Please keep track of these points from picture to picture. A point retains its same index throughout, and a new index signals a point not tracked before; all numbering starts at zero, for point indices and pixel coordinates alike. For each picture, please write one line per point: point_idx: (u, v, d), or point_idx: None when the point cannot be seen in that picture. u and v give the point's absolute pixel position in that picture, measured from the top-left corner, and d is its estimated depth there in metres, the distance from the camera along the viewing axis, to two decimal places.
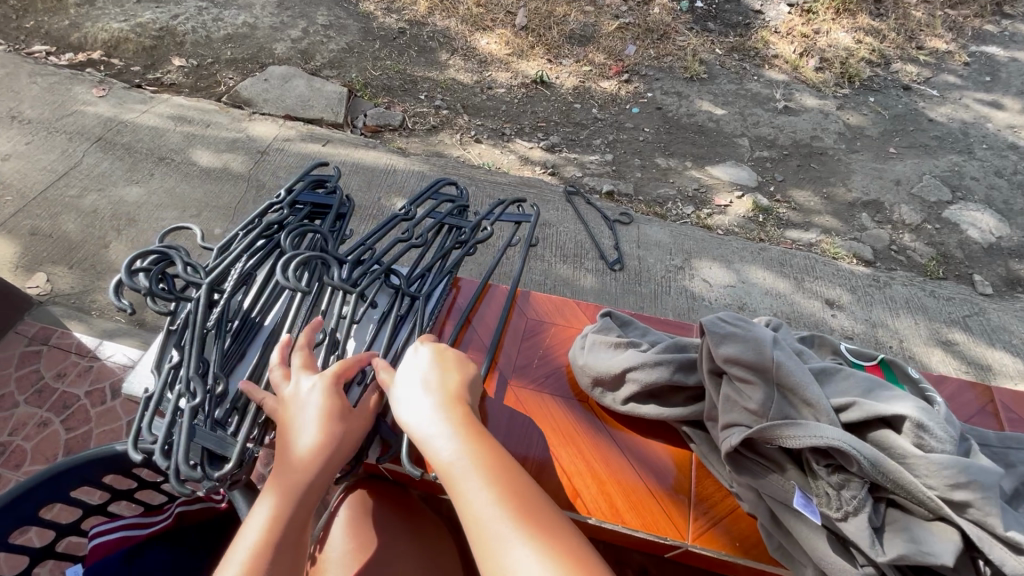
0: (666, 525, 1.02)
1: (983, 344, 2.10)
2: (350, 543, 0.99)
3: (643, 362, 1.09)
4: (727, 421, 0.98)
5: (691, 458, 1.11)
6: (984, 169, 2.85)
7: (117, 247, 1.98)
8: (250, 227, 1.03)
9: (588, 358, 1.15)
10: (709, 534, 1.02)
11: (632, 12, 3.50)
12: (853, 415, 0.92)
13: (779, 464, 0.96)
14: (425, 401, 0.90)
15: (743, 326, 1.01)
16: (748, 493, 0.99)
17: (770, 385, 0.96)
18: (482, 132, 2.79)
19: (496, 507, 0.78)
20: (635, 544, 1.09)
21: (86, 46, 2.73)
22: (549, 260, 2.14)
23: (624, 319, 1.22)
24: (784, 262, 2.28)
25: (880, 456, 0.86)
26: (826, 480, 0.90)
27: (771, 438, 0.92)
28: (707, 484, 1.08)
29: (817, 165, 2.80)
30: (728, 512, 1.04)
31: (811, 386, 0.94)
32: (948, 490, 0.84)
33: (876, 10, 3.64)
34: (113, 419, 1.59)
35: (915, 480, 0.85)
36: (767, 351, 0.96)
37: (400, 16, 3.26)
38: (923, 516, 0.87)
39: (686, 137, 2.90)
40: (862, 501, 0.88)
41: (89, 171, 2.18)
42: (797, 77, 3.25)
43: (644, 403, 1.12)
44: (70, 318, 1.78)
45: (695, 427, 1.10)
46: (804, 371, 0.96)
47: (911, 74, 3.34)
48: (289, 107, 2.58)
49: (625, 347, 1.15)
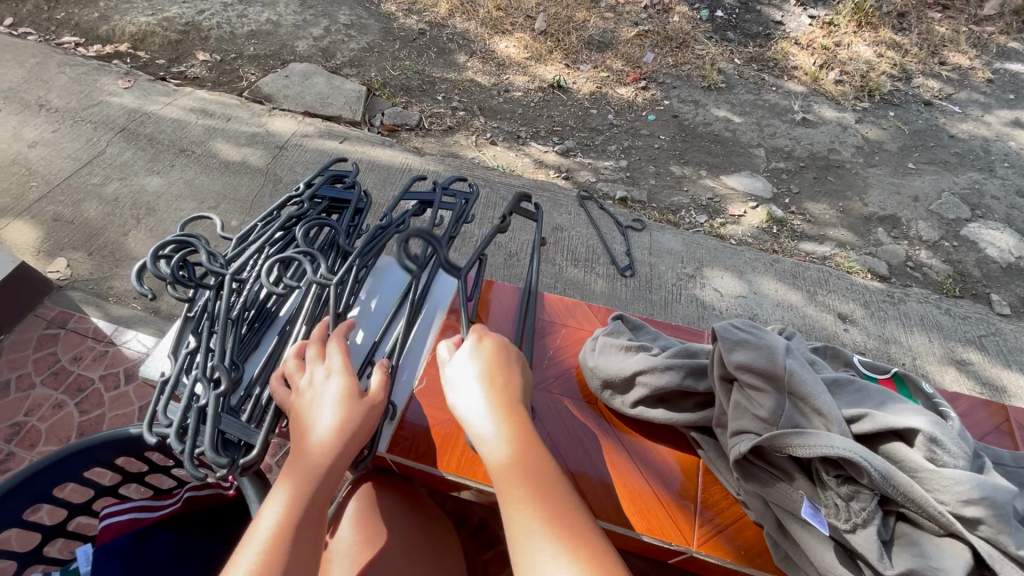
0: (671, 531, 1.02)
1: (998, 365, 2.07)
2: (356, 535, 0.99)
3: (653, 366, 1.09)
4: (737, 428, 0.97)
5: (698, 464, 1.11)
6: (1005, 188, 2.80)
7: (136, 235, 2.01)
8: (267, 221, 1.05)
9: (599, 360, 1.15)
10: (714, 541, 1.01)
11: (652, 19, 3.50)
12: (865, 426, 0.91)
13: (788, 473, 0.94)
14: (474, 383, 0.92)
15: (756, 334, 1.01)
16: (755, 502, 0.98)
17: (782, 394, 0.95)
18: (498, 134, 2.80)
19: (524, 495, 0.80)
20: (638, 548, 1.09)
21: (114, 38, 2.79)
22: (560, 264, 2.14)
23: (636, 324, 1.23)
24: (797, 274, 2.26)
25: (892, 469, 0.85)
26: (835, 491, 0.89)
27: (781, 446, 0.91)
28: (714, 491, 1.07)
29: (834, 179, 2.78)
30: (734, 520, 1.04)
31: (824, 396, 0.93)
32: (961, 506, 0.83)
33: (899, 24, 3.61)
34: (125, 404, 1.61)
35: (927, 495, 0.84)
36: (780, 360, 0.96)
37: (421, 17, 3.29)
38: (933, 532, 0.86)
39: (702, 145, 2.89)
40: (872, 514, 0.87)
41: (112, 160, 2.23)
42: (817, 89, 3.23)
43: (652, 407, 1.12)
44: (87, 303, 1.81)
45: (703, 433, 1.10)
46: (816, 380, 0.95)
47: (933, 90, 3.30)
48: (308, 104, 2.61)
49: (636, 350, 1.15)
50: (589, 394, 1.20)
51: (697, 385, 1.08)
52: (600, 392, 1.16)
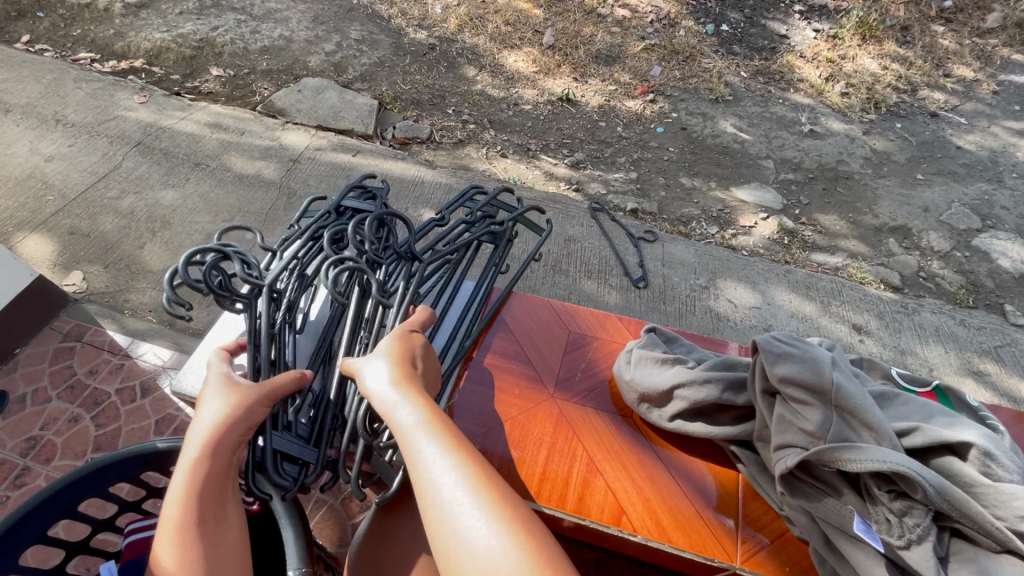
0: (712, 546, 1.00)
1: (1016, 376, 2.06)
2: (394, 553, 0.99)
3: (693, 379, 1.08)
4: (782, 442, 0.97)
5: (738, 479, 1.10)
6: (1015, 198, 2.81)
7: (152, 248, 2.02)
8: (297, 235, 1.09)
9: (638, 373, 1.14)
10: (756, 558, 0.99)
11: (658, 33, 3.54)
12: (916, 440, 0.91)
13: (836, 488, 0.95)
14: (385, 366, 0.88)
15: (799, 347, 1.01)
16: (800, 517, 0.97)
17: (829, 408, 0.95)
18: (508, 147, 2.83)
19: (453, 473, 0.76)
20: (678, 565, 1.08)
21: (129, 54, 2.83)
22: (573, 276, 2.14)
23: (670, 336, 1.23)
24: (810, 285, 2.26)
25: (946, 484, 0.84)
26: (886, 506, 0.89)
27: (830, 461, 0.90)
28: (755, 507, 1.06)
29: (843, 190, 2.79)
30: (775, 536, 1.02)
31: (874, 408, 0.92)
32: (1017, 522, 0.82)
33: (903, 37, 3.64)
34: (142, 418, 1.60)
35: (983, 510, 0.83)
36: (825, 373, 0.96)
37: (430, 32, 3.33)
38: (989, 548, 0.84)
39: (711, 157, 2.91)
40: (926, 530, 0.85)
41: (128, 174, 2.25)
42: (823, 101, 3.26)
43: (691, 420, 1.11)
44: (103, 316, 1.82)
45: (743, 447, 1.09)
46: (863, 394, 0.95)
47: (938, 102, 3.33)
48: (321, 118, 2.64)
49: (675, 362, 1.14)
50: (625, 408, 1.20)
51: (738, 397, 1.08)
52: (638, 404, 1.15)
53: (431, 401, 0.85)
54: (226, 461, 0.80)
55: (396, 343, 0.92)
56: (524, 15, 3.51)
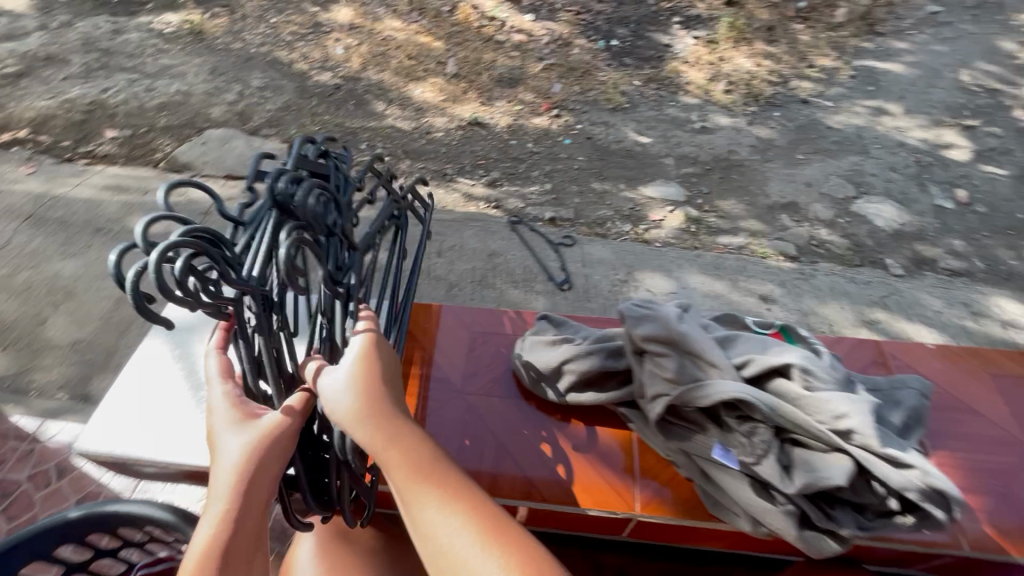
0: (614, 501, 1.12)
1: (902, 320, 2.31)
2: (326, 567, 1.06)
3: (576, 353, 1.21)
4: (653, 392, 1.09)
5: (633, 438, 1.23)
6: (880, 165, 3.17)
7: (55, 322, 1.92)
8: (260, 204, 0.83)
9: (530, 358, 1.27)
10: (654, 503, 1.12)
11: (554, 53, 3.77)
12: (752, 369, 1.08)
13: (702, 425, 1.08)
14: (348, 400, 0.82)
15: (652, 307, 1.16)
16: (679, 457, 1.11)
17: (682, 355, 1.10)
18: (425, 174, 2.90)
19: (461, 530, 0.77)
20: (599, 530, 1.18)
21: (11, 125, 2.70)
22: (500, 287, 2.22)
23: (559, 320, 1.35)
24: (719, 266, 2.45)
25: (775, 402, 1.01)
26: (737, 431, 1.03)
27: (688, 401, 1.05)
28: (649, 459, 1.19)
29: (737, 176, 3.05)
30: (670, 481, 1.15)
31: (711, 351, 1.08)
32: (835, 423, 0.99)
33: (769, 37, 4.06)
34: (60, 501, 1.51)
35: (810, 419, 0.99)
36: (674, 324, 1.11)
37: (335, 73, 3.38)
38: (823, 450, 0.99)
39: (617, 161, 3.10)
40: (771, 445, 1.00)
41: (21, 249, 2.12)
42: (709, 99, 3.57)
43: (581, 391, 1.23)
44: (6, 401, 1.70)
45: (629, 408, 1.21)
46: (707, 339, 1.11)
47: (807, 90, 3.72)
48: (230, 167, 2.61)
49: (562, 341, 1.27)
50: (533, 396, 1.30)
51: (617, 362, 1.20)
52: (535, 385, 1.27)
53: (417, 446, 0.83)
54: (259, 500, 0.78)
55: (354, 363, 0.85)
56: (425, 48, 3.64)
